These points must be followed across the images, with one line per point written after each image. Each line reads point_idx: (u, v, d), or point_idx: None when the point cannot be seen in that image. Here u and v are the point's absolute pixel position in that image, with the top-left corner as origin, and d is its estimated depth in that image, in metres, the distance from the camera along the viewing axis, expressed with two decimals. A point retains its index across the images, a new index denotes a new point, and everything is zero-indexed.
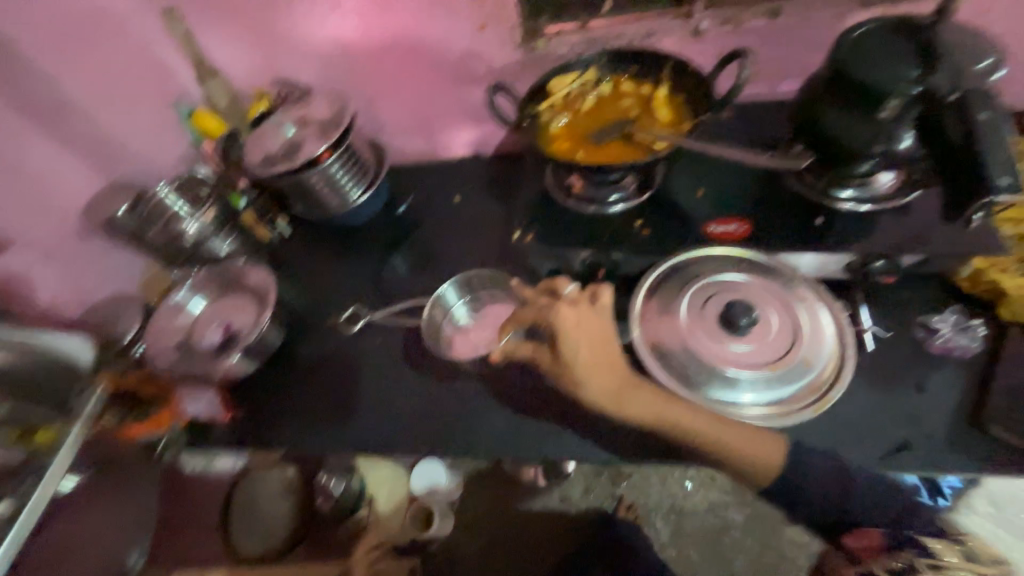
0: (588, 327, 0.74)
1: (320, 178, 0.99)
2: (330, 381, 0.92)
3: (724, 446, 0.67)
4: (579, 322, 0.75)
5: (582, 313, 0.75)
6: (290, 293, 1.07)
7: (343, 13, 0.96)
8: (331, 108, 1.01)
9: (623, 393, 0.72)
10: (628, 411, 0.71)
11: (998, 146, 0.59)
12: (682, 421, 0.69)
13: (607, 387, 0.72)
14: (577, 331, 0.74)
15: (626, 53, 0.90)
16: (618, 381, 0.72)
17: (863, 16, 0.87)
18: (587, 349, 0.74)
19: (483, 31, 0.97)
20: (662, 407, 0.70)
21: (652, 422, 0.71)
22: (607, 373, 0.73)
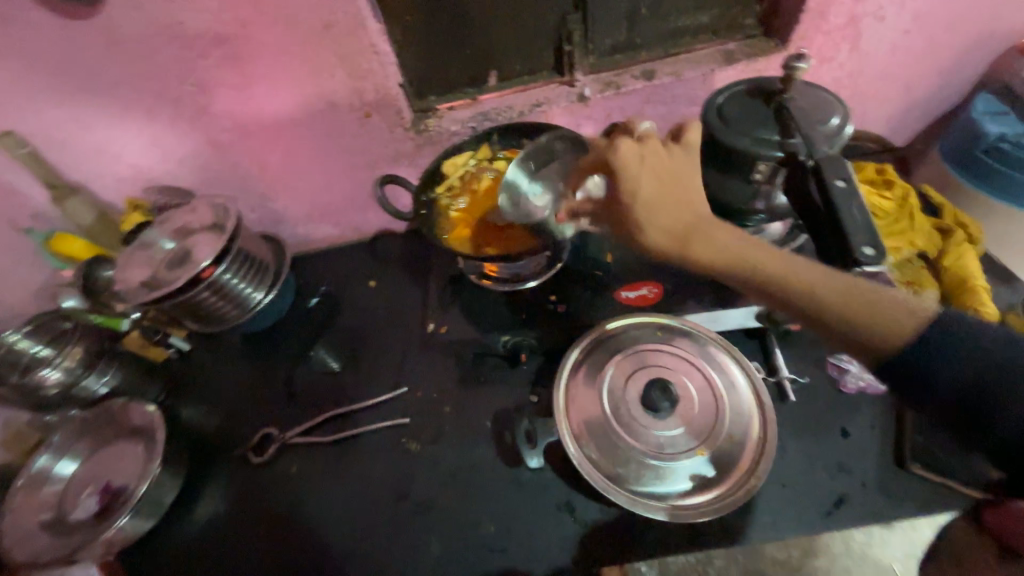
0: (663, 156, 0.62)
1: (210, 293, 0.88)
2: (246, 526, 0.81)
3: (844, 298, 0.51)
4: (657, 151, 0.62)
5: (648, 149, 0.62)
6: (193, 418, 0.95)
7: (208, 117, 0.87)
8: (213, 215, 0.92)
9: (699, 227, 0.58)
10: (702, 248, 0.57)
11: (860, 211, 0.54)
12: (778, 265, 0.54)
13: (676, 215, 0.58)
14: (645, 165, 0.60)
15: (515, 128, 0.91)
16: (689, 220, 0.58)
17: (729, 72, 0.92)
18: (662, 178, 0.60)
19: (369, 118, 0.91)
20: (751, 249, 0.55)
21: (738, 260, 0.55)
22: (682, 205, 0.59)
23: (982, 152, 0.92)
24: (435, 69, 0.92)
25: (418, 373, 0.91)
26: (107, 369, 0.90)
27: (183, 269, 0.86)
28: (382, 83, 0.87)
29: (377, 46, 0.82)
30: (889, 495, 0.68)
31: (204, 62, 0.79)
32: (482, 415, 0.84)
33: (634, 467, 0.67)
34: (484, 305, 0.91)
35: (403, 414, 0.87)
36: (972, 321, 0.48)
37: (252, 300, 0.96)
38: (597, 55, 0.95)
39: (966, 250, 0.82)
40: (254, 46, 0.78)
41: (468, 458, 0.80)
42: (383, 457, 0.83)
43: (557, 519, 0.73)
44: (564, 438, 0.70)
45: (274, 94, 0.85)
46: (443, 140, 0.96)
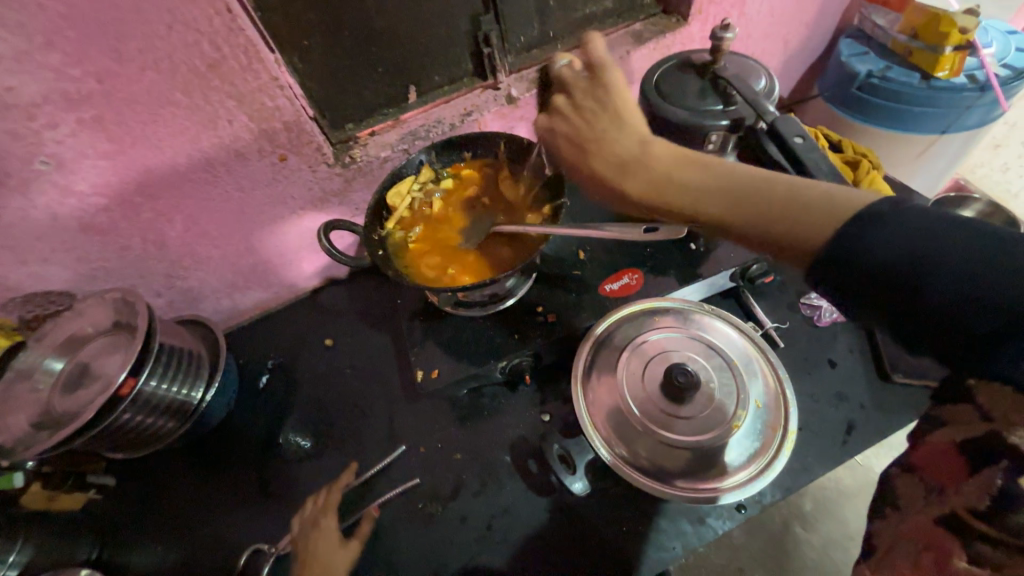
0: (580, 110, 0.63)
1: (135, 411, 0.72)
2: None
3: (765, 217, 0.51)
4: (574, 108, 0.64)
5: (563, 121, 0.64)
6: (146, 562, 0.77)
7: (76, 198, 0.69)
8: (111, 312, 0.74)
9: (623, 171, 0.58)
10: (628, 203, 0.59)
11: (822, 161, 0.59)
12: (700, 193, 0.54)
13: (598, 166, 0.60)
14: (563, 132, 0.64)
15: (453, 141, 0.85)
16: (614, 175, 0.59)
17: (643, 51, 0.94)
18: (580, 138, 0.62)
19: (285, 161, 0.80)
20: (672, 181, 0.56)
21: (658, 198, 0.56)
22: (603, 153, 0.60)
23: (858, 89, 1.04)
24: (348, 94, 0.82)
25: (415, 426, 0.82)
26: (12, 543, 0.68)
27: (90, 390, 0.71)
28: (293, 120, 0.76)
29: (280, 78, 0.71)
30: (886, 409, 0.74)
31: (55, 133, 0.62)
32: (498, 450, 0.78)
33: (673, 459, 0.67)
34: (467, 335, 0.81)
35: (411, 476, 0.78)
36: (897, 217, 0.44)
37: (194, 401, 0.81)
38: (514, 53, 0.92)
39: (876, 175, 0.91)
40: (123, 102, 0.63)
41: (498, 501, 0.74)
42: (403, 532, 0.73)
43: (608, 534, 0.69)
44: (600, 450, 0.68)
45: (163, 154, 0.70)
46: (374, 169, 0.88)
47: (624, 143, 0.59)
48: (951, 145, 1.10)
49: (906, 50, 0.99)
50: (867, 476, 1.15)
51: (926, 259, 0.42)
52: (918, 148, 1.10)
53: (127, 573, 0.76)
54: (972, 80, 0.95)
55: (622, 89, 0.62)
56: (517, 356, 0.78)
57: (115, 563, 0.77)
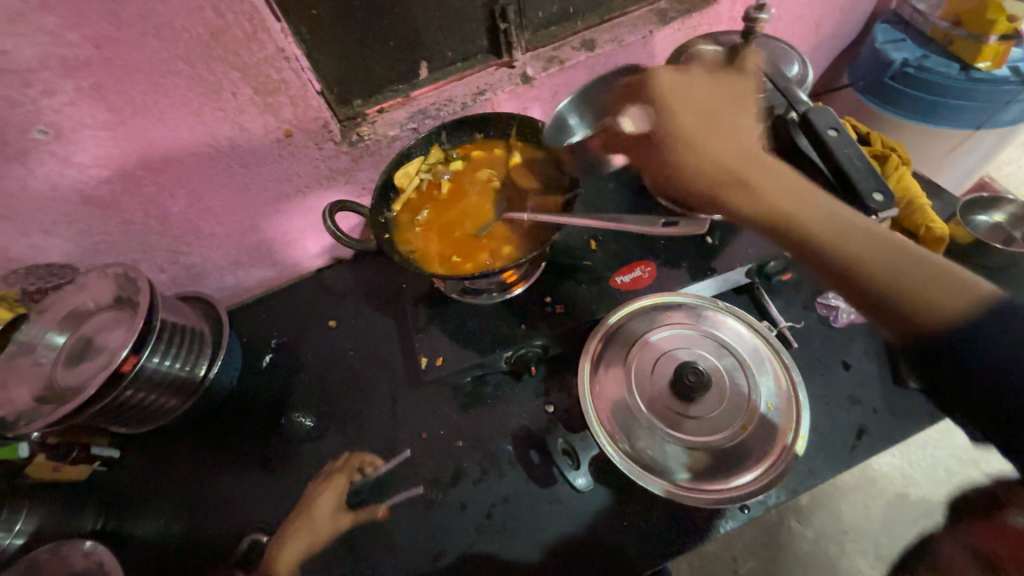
0: (685, 119, 0.68)
1: (139, 388, 0.71)
2: None
3: (878, 268, 0.52)
4: (679, 117, 0.68)
5: (699, 87, 0.69)
6: (150, 534, 0.78)
7: (75, 169, 0.67)
8: (113, 288, 0.73)
9: (738, 183, 0.62)
10: (741, 205, 0.61)
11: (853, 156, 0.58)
12: (828, 223, 0.55)
13: (717, 172, 0.64)
14: (688, 121, 0.68)
15: (465, 121, 0.82)
16: (744, 173, 0.62)
17: (667, 32, 0.89)
18: (695, 138, 0.67)
19: (290, 137, 0.77)
20: (800, 196, 0.58)
21: (772, 216, 0.58)
22: (727, 155, 0.64)
23: (892, 79, 0.99)
24: (357, 68, 0.79)
25: (417, 412, 0.82)
26: (15, 514, 0.71)
27: (93, 363, 0.70)
28: (300, 94, 0.73)
29: (286, 50, 0.68)
30: (900, 415, 0.72)
31: (54, 101, 0.60)
32: (500, 439, 0.77)
33: (677, 459, 0.65)
34: (472, 323, 0.79)
35: (413, 461, 0.78)
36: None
37: (200, 376, 0.81)
38: (531, 30, 0.87)
39: (904, 171, 0.86)
40: (124, 70, 0.61)
41: (498, 491, 0.73)
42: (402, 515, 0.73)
43: (609, 528, 0.69)
44: (604, 446, 0.66)
45: (164, 126, 0.68)
46: (382, 148, 0.85)
47: (759, 149, 0.64)
48: (984, 142, 1.05)
49: (946, 38, 0.93)
50: (870, 477, 1.14)
51: (1004, 327, 0.46)
52: (950, 144, 1.05)
53: (131, 542, 0.77)
54: (1015, 73, 0.89)
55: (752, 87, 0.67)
56: (524, 347, 0.76)
57: (119, 533, 0.78)
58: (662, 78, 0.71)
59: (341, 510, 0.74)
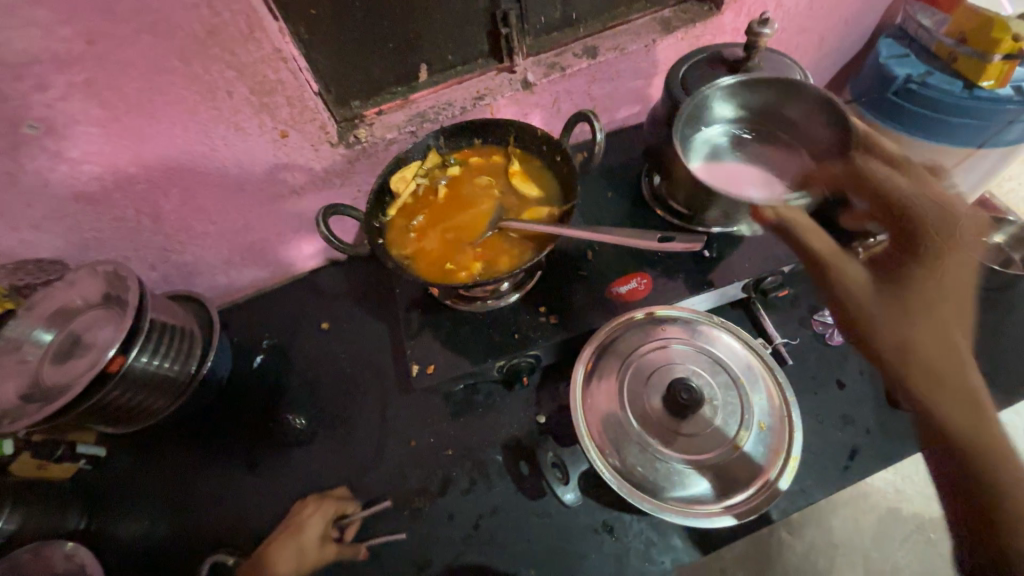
0: (940, 250, 0.75)
1: (126, 388, 0.71)
2: None
3: (1001, 468, 0.58)
4: (936, 272, 0.73)
5: (947, 266, 0.73)
6: (133, 537, 0.77)
7: (66, 165, 0.66)
8: (102, 287, 0.73)
9: (941, 330, 0.69)
10: (945, 369, 0.66)
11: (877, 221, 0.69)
12: (995, 443, 0.59)
13: (940, 348, 0.68)
14: (950, 256, 0.74)
15: (463, 127, 0.81)
16: (942, 321, 0.70)
17: (670, 41, 0.88)
18: (940, 263, 0.74)
19: (286, 138, 0.76)
20: (990, 433, 0.60)
21: (953, 431, 0.61)
22: (951, 319, 0.70)
23: (895, 95, 0.98)
24: (355, 70, 0.78)
25: (408, 420, 0.81)
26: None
27: (81, 362, 0.70)
28: (296, 95, 0.72)
29: (283, 50, 0.67)
30: (892, 435, 0.72)
31: (45, 96, 0.59)
32: (490, 449, 0.77)
33: (667, 477, 0.65)
34: (465, 331, 0.79)
35: (402, 469, 0.77)
36: None
37: (190, 373, 0.81)
38: (533, 36, 0.86)
39: None
40: (117, 67, 0.60)
41: (487, 501, 0.73)
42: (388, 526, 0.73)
43: (597, 543, 0.68)
44: (595, 462, 0.65)
45: (158, 124, 0.67)
46: (379, 151, 0.84)
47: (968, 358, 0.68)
48: (986, 160, 1.05)
49: (949, 57, 0.92)
50: (862, 492, 1.14)
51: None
52: (950, 162, 1.04)
53: (115, 543, 0.77)
54: (1017, 93, 0.89)
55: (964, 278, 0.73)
56: (517, 356, 0.76)
57: (103, 533, 0.77)
58: (953, 229, 0.75)
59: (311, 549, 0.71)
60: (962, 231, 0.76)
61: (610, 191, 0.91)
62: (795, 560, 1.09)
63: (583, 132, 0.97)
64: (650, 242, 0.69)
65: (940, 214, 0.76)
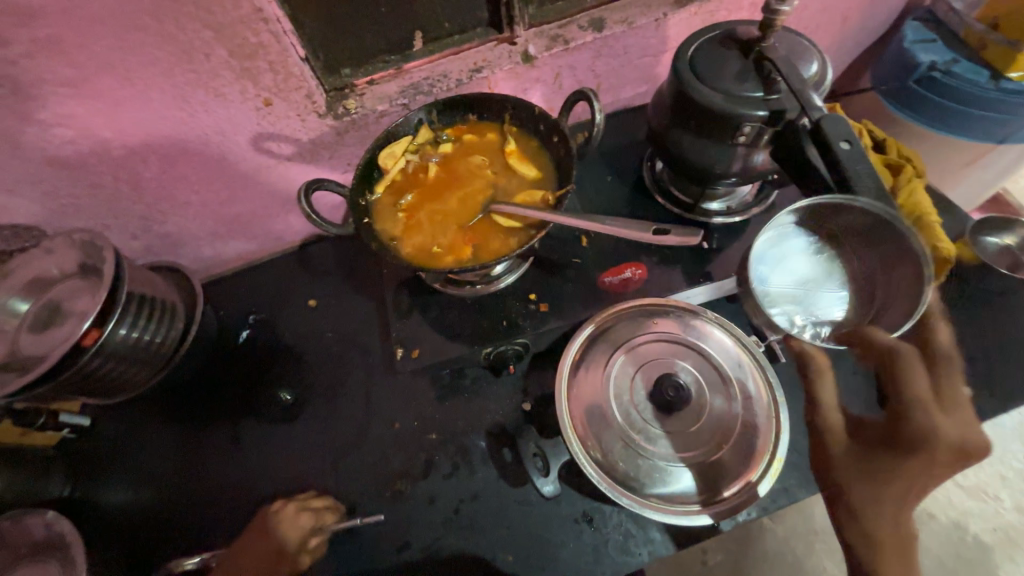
0: (923, 466, 0.58)
1: (104, 361, 0.69)
2: None
3: None
4: (895, 475, 0.59)
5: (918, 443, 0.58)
6: (116, 505, 0.78)
7: (36, 128, 0.63)
8: (79, 256, 0.71)
9: (907, 493, 0.59)
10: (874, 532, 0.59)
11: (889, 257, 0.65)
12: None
13: (877, 504, 0.59)
14: (927, 457, 0.57)
15: (456, 100, 0.77)
16: (884, 494, 0.59)
17: (682, 15, 0.82)
18: (914, 469, 0.58)
19: (270, 106, 0.72)
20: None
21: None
22: (892, 499, 0.59)
23: (916, 83, 0.92)
24: (345, 34, 0.73)
25: (392, 402, 0.80)
26: None
27: (60, 332, 0.69)
28: (280, 60, 0.67)
29: (265, 11, 0.62)
30: None
31: (7, 52, 0.55)
32: (474, 435, 0.76)
33: (649, 474, 0.64)
34: (454, 316, 0.77)
35: (384, 450, 0.77)
36: None
37: (174, 345, 0.79)
38: (536, 4, 0.81)
39: (918, 185, 0.82)
40: (83, 23, 0.56)
41: (468, 486, 0.73)
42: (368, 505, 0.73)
43: (576, 532, 0.68)
44: (577, 455, 0.64)
45: (132, 87, 0.63)
46: (369, 123, 0.80)
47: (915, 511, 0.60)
48: (1006, 156, 1.00)
49: (980, 43, 0.87)
50: None
51: None
52: (969, 156, 0.99)
53: (98, 512, 0.77)
54: None
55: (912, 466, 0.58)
56: (504, 344, 0.74)
57: (88, 502, 0.78)
58: (925, 453, 0.58)
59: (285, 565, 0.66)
60: (948, 454, 0.57)
61: (610, 175, 0.87)
62: (774, 545, 1.11)
63: (584, 111, 0.92)
64: (643, 234, 0.66)
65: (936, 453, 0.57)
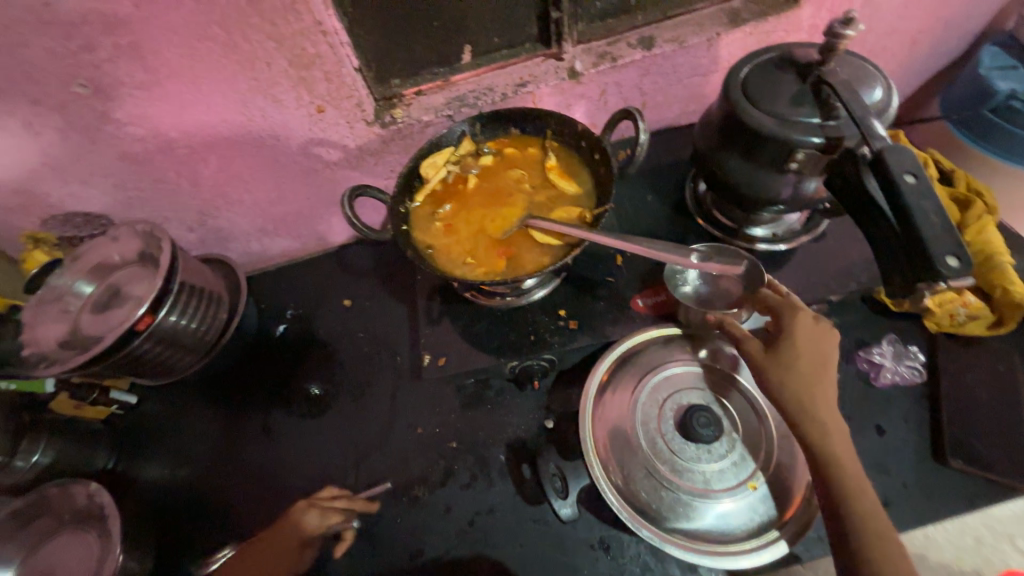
0: (809, 343, 0.59)
1: (153, 343, 0.73)
2: None
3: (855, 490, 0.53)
4: (803, 353, 0.59)
5: (807, 324, 0.60)
6: (153, 481, 0.82)
7: (113, 126, 0.68)
8: (140, 245, 0.76)
9: (816, 372, 0.58)
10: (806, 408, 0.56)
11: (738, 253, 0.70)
12: (848, 464, 0.54)
13: (803, 385, 0.57)
14: (808, 332, 0.59)
15: (500, 114, 0.78)
16: (803, 373, 0.58)
17: (736, 35, 0.80)
18: (807, 346, 0.59)
19: (323, 113, 0.75)
20: (851, 466, 0.54)
21: (831, 459, 0.54)
22: (815, 377, 0.58)
23: (991, 112, 0.85)
24: (397, 47, 0.76)
25: (415, 407, 0.81)
26: (35, 446, 0.75)
27: (118, 314, 0.73)
28: (334, 70, 0.70)
29: (325, 24, 0.65)
30: (929, 493, 0.66)
31: (94, 56, 0.60)
32: (494, 447, 0.75)
33: (675, 508, 0.62)
34: (483, 326, 0.77)
35: (405, 454, 0.77)
36: None
37: (217, 334, 0.83)
38: (586, 21, 0.81)
39: (989, 224, 0.75)
40: (161, 32, 0.60)
41: (484, 500, 0.72)
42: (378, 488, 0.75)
43: (591, 558, 0.66)
44: (598, 479, 0.62)
45: (199, 91, 0.67)
46: (415, 132, 0.81)
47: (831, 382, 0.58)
48: None
49: None
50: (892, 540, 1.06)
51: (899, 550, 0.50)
52: None
53: (136, 486, 0.81)
54: None
55: (807, 337, 0.59)
56: (531, 359, 0.74)
57: (128, 476, 0.82)
58: (807, 333, 0.59)
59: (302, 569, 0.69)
60: (815, 329, 0.60)
61: (650, 195, 0.86)
62: None
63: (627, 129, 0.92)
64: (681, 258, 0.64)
65: (815, 327, 0.60)
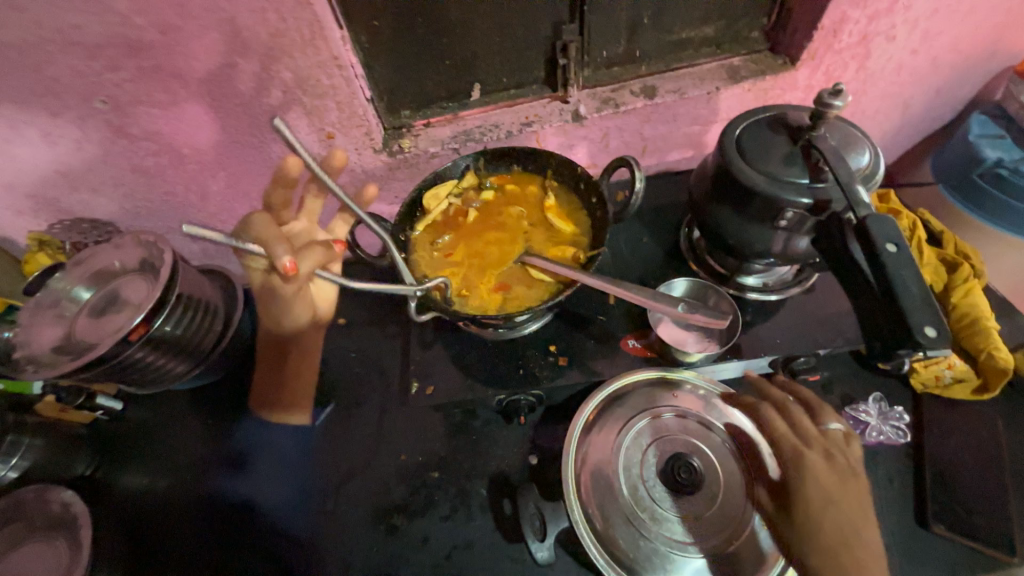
0: (821, 487, 0.61)
1: (149, 352, 0.72)
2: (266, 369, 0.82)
3: None
4: (818, 496, 0.60)
5: (819, 468, 0.62)
6: (136, 486, 0.81)
7: (127, 140, 0.70)
8: (141, 253, 0.77)
9: (836, 514, 0.59)
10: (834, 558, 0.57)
11: (722, 297, 0.75)
12: None
13: (828, 536, 0.58)
14: (818, 473, 0.62)
15: (503, 151, 0.81)
16: (827, 520, 0.59)
17: (735, 91, 0.84)
18: (819, 488, 0.61)
19: (332, 139, 0.78)
20: None
21: None
22: (837, 522, 0.59)
23: (978, 177, 0.87)
24: (408, 80, 0.79)
25: (402, 432, 0.81)
26: (16, 447, 0.74)
27: (117, 316, 0.73)
28: (347, 101, 0.73)
29: (341, 58, 0.68)
30: (910, 560, 0.65)
31: (116, 76, 0.63)
32: (476, 480, 0.75)
33: (652, 558, 0.61)
34: (473, 356, 0.78)
35: (387, 480, 0.77)
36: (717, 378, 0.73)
37: (212, 344, 0.81)
38: (591, 68, 0.84)
39: (975, 285, 0.77)
40: (185, 57, 0.63)
41: (464, 534, 0.71)
42: (321, 198, 0.82)
43: None
44: (577, 525, 0.62)
45: (214, 113, 0.70)
46: (420, 162, 0.84)
47: (857, 522, 0.59)
48: None
49: None
50: None
51: None
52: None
53: (113, 494, 0.80)
54: None
55: (821, 477, 0.61)
56: (518, 393, 0.74)
57: (106, 484, 0.81)
58: (816, 470, 0.62)
59: (236, 513, 0.77)
60: (825, 469, 0.62)
61: (646, 236, 0.88)
62: None
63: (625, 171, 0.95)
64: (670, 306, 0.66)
65: (822, 468, 0.62)
